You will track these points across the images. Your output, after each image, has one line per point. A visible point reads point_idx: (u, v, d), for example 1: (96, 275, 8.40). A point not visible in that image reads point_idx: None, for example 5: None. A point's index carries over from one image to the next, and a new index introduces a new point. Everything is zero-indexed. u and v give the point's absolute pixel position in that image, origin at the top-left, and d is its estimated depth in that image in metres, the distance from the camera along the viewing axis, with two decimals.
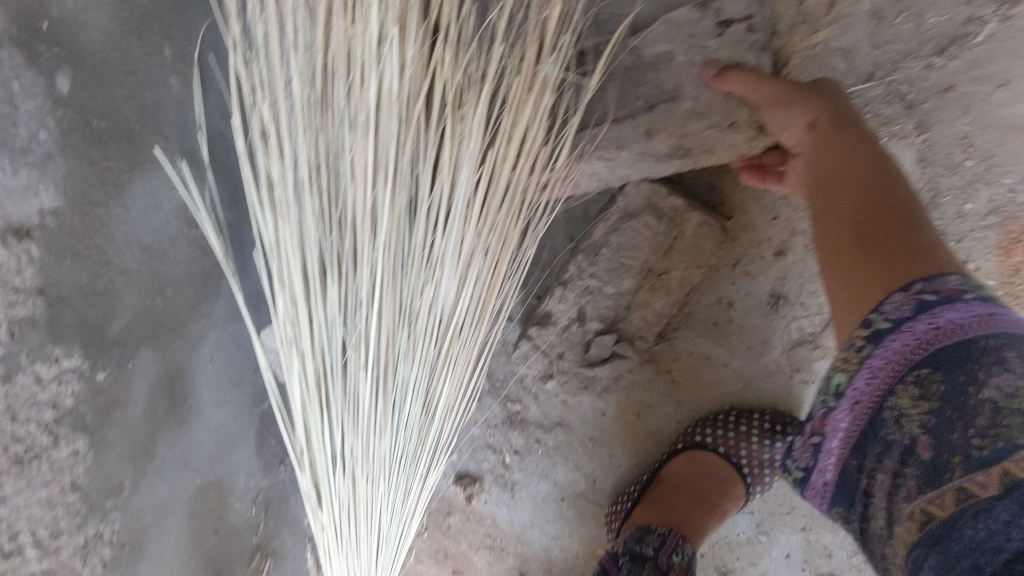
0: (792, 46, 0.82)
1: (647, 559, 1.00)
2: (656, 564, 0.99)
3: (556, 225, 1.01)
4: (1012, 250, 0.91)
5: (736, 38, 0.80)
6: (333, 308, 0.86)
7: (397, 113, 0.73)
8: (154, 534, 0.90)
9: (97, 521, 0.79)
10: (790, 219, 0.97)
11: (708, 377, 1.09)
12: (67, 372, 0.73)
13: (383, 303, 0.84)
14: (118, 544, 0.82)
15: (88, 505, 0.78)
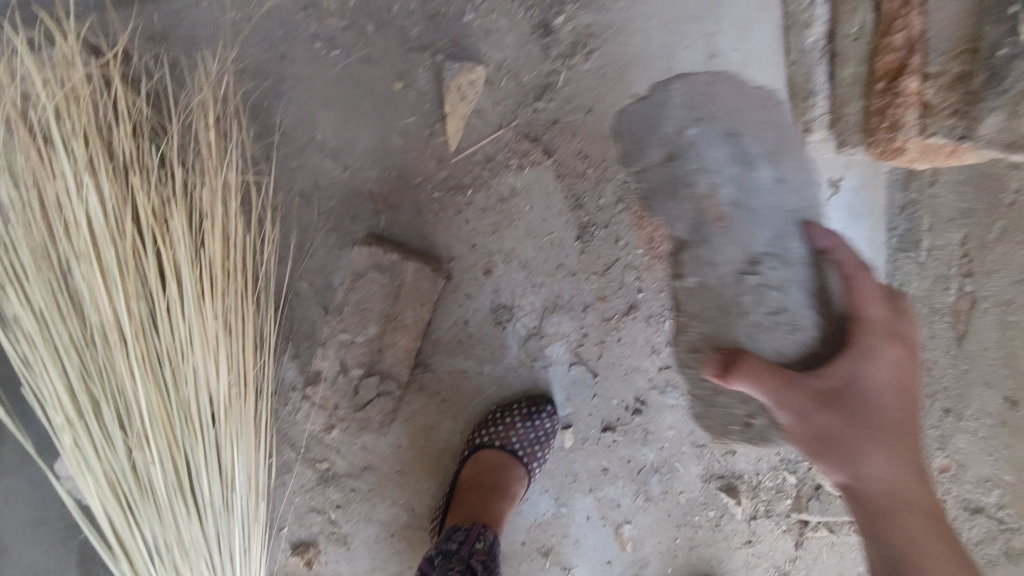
0: (455, 109, 1.13)
1: (454, 553, 1.17)
2: (456, 555, 1.16)
3: (307, 296, 1.22)
4: (644, 223, 1.21)
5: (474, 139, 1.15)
6: (110, 424, 0.98)
7: (112, 238, 0.90)
8: None
9: None
10: (483, 244, 1.22)
11: (469, 388, 1.31)
12: None
13: (151, 406, 0.97)
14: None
15: None
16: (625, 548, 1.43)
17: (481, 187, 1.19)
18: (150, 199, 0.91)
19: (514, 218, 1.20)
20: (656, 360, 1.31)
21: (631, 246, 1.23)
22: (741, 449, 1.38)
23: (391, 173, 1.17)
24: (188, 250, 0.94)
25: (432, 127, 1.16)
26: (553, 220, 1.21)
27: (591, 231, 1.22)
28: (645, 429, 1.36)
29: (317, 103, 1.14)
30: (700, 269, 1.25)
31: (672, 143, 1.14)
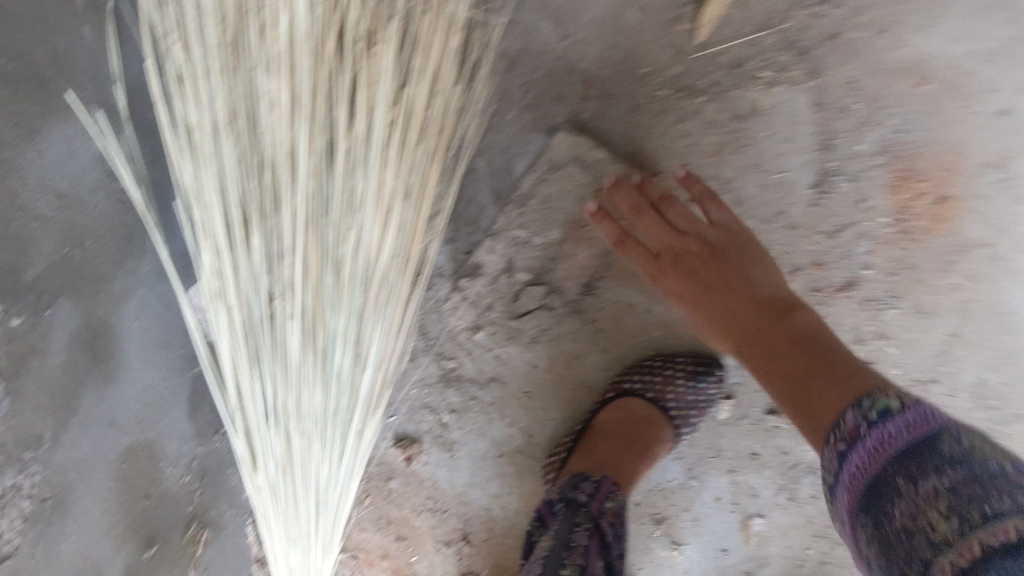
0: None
1: (581, 505, 1.03)
2: (587, 512, 1.02)
3: (481, 177, 1.06)
4: (901, 188, 0.99)
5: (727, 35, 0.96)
6: (260, 259, 0.88)
7: (310, 54, 0.76)
8: (76, 479, 1.00)
9: (16, 470, 0.97)
10: (701, 166, 1.01)
11: (631, 326, 1.14)
12: None
13: (308, 250, 0.86)
14: (39, 500, 0.98)
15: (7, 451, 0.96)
16: (748, 543, 1.27)
17: (718, 96, 0.98)
18: (362, 12, 0.76)
19: (746, 143, 0.99)
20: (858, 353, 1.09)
21: (877, 211, 1.00)
22: None
23: (618, 54, 0.98)
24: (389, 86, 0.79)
25: (681, 10, 0.96)
26: (791, 155, 0.99)
27: (834, 182, 0.99)
28: None
29: None
30: (957, 259, 1.01)
31: (967, 101, 0.96)
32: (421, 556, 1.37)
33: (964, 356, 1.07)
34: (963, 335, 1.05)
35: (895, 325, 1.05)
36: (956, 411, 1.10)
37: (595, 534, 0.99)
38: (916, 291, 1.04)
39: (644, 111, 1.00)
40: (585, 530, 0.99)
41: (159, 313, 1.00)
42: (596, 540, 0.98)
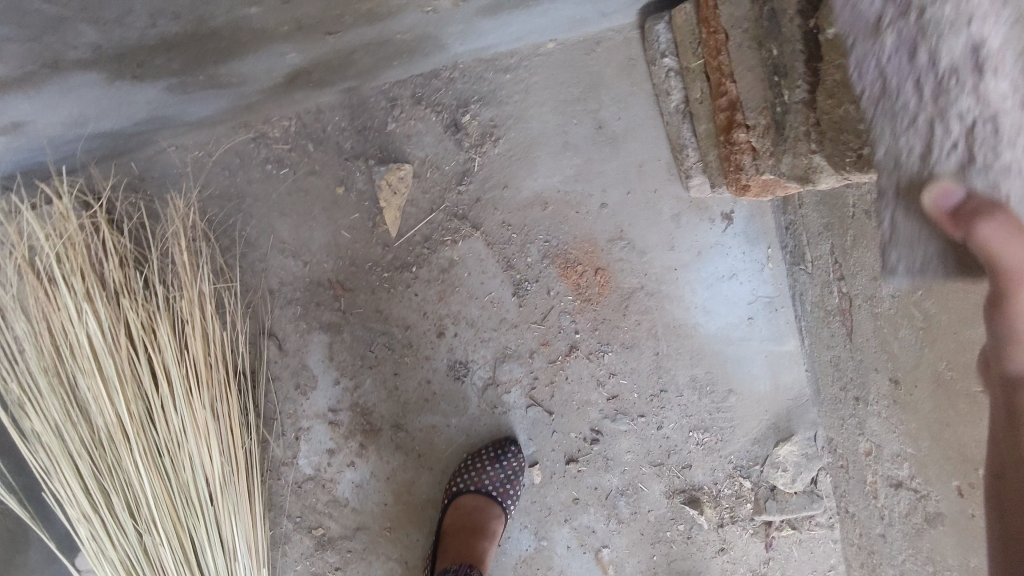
0: (391, 204, 1.34)
1: None
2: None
3: (284, 377, 1.39)
4: (570, 274, 1.41)
5: (410, 225, 1.37)
6: (122, 513, 1.13)
7: (110, 354, 1.07)
8: None
9: None
10: (434, 311, 1.40)
11: (440, 442, 1.45)
12: None
13: (158, 492, 1.12)
14: None
15: None
16: (608, 572, 1.54)
17: (424, 264, 1.38)
18: (139, 316, 1.09)
19: (456, 285, 1.39)
20: (604, 391, 1.47)
21: (562, 295, 1.42)
22: (695, 462, 1.52)
23: (345, 262, 1.37)
24: (177, 356, 1.12)
25: (372, 218, 1.35)
26: (489, 281, 1.40)
27: (526, 287, 1.41)
28: (605, 455, 1.50)
29: (275, 216, 1.34)
30: (629, 304, 1.43)
31: (578, 207, 1.38)
32: None
33: (671, 365, 1.47)
34: (665, 351, 1.46)
35: (616, 364, 1.46)
36: (690, 403, 1.50)
37: None
38: (616, 335, 1.44)
39: (385, 288, 1.38)
40: None
41: None
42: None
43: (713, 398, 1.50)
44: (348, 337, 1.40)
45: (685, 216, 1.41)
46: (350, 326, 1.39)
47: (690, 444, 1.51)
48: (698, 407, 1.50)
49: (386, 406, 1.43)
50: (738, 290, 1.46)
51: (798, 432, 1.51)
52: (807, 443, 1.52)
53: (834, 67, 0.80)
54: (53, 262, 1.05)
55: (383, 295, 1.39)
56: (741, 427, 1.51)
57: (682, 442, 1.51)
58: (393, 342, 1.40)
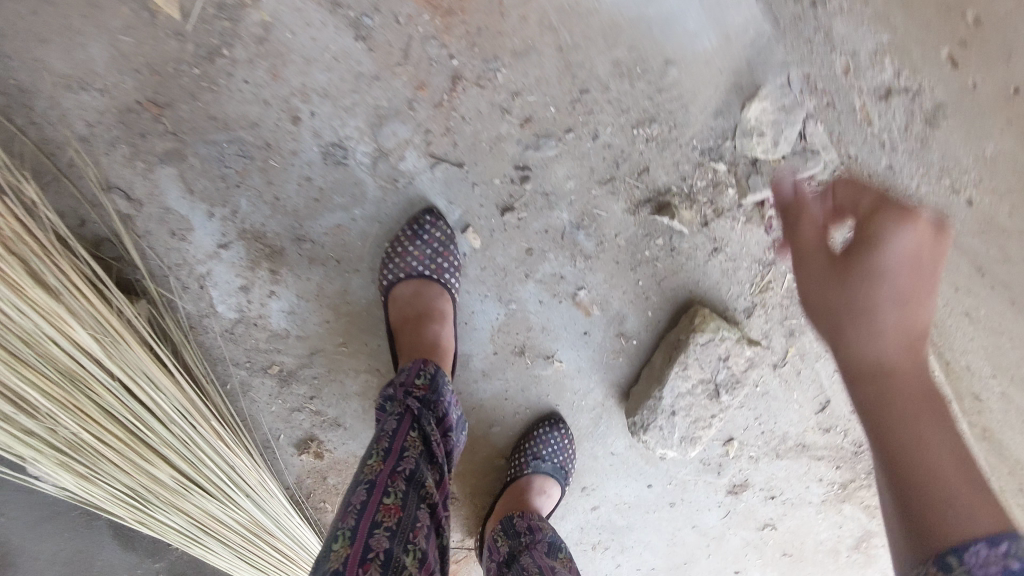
0: None
1: (393, 399, 1.16)
2: (398, 398, 1.16)
3: (153, 227, 1.22)
4: None
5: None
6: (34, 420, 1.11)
7: None
8: None
9: None
10: (273, 94, 1.14)
11: (354, 239, 1.27)
12: None
13: (49, 390, 1.09)
14: None
15: None
16: (592, 314, 1.38)
17: (233, 39, 1.09)
18: None
19: (284, 53, 1.11)
20: (513, 118, 1.19)
21: (415, 18, 1.10)
22: (653, 162, 1.25)
23: (145, 73, 1.10)
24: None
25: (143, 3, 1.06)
26: (320, 33, 1.10)
27: (366, 24, 1.10)
28: (542, 192, 1.26)
29: (34, 45, 1.07)
30: None
31: None
32: None
33: (582, 56, 1.15)
34: (569, 42, 1.14)
35: (514, 80, 1.16)
36: (624, 96, 1.19)
37: (403, 417, 1.12)
38: (502, 42, 1.13)
39: (205, 89, 1.12)
40: (394, 418, 1.12)
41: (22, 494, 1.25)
42: (404, 416, 1.12)
43: (650, 80, 1.18)
44: (196, 161, 1.18)
45: None
46: (192, 146, 1.16)
47: (640, 145, 1.23)
48: (635, 97, 1.19)
49: (277, 221, 1.24)
50: None
51: (767, 86, 1.17)
52: (781, 95, 1.17)
53: None
54: None
55: (209, 95, 1.13)
56: (694, 103, 1.20)
57: (629, 145, 1.23)
58: (247, 148, 1.17)
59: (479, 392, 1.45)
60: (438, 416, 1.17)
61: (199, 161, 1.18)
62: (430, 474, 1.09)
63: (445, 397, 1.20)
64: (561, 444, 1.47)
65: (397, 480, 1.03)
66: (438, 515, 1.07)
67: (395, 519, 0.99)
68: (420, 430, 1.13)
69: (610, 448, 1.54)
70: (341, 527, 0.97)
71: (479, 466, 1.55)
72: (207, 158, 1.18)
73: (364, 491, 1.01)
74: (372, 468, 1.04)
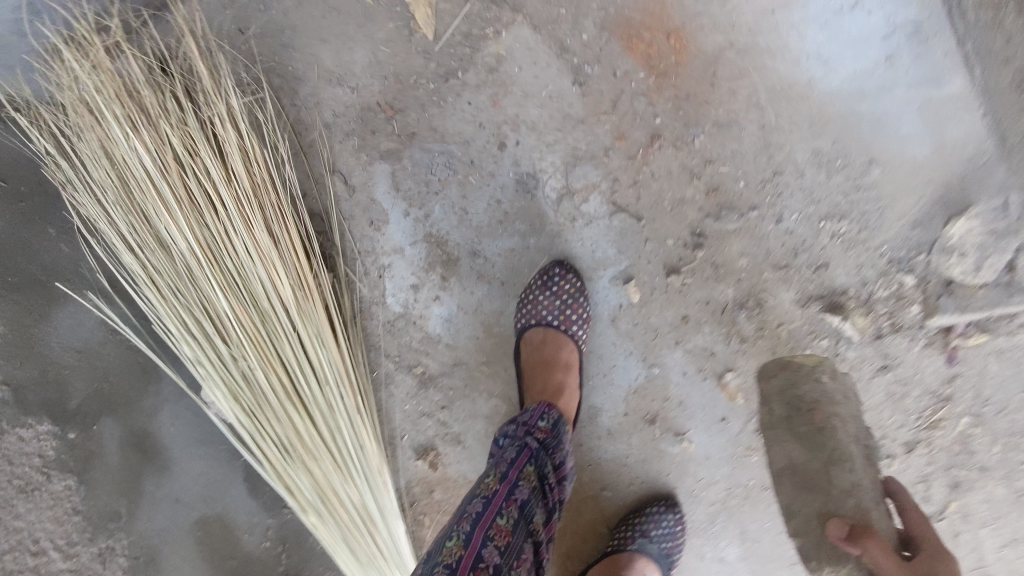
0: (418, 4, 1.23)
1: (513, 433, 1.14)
2: (518, 433, 1.13)
3: (357, 212, 1.37)
4: (636, 45, 1.18)
5: (446, 23, 1.23)
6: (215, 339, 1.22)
7: (163, 179, 1.11)
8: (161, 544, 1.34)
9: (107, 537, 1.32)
10: (489, 119, 1.27)
11: (522, 264, 1.34)
12: (42, 436, 1.30)
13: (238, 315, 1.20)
14: (132, 556, 1.33)
15: (92, 524, 1.31)
16: (735, 400, 1.32)
17: (469, 65, 1.25)
18: (180, 136, 1.11)
19: (508, 84, 1.24)
20: (699, 184, 1.22)
21: (630, 73, 1.19)
22: (834, 260, 1.21)
23: (391, 80, 1.28)
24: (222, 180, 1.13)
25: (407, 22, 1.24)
26: (543, 73, 1.22)
27: (585, 72, 1.21)
28: (712, 262, 1.26)
29: (314, 43, 1.29)
30: (716, 71, 1.17)
31: None
32: None
33: (783, 139, 1.18)
34: (773, 123, 1.17)
35: (710, 147, 1.20)
36: (817, 185, 1.18)
37: (522, 450, 1.09)
38: (706, 111, 1.19)
39: (434, 105, 1.28)
40: (512, 450, 1.09)
41: (190, 417, 1.34)
42: (523, 449, 1.10)
43: (848, 175, 1.17)
44: (408, 163, 1.33)
45: None
46: (408, 150, 1.32)
47: (824, 239, 1.20)
48: (828, 190, 1.18)
49: (460, 232, 1.34)
50: (865, 25, 1.11)
51: (978, 204, 1.13)
52: (993, 216, 1.12)
53: None
54: (92, 91, 1.09)
55: (437, 108, 1.28)
56: (892, 208, 1.16)
57: (812, 236, 1.21)
58: (454, 161, 1.31)
59: (600, 450, 1.41)
60: (554, 461, 1.14)
61: (410, 164, 1.33)
62: (541, 511, 1.05)
63: (562, 444, 1.18)
64: (673, 529, 1.38)
65: (511, 507, 1.00)
66: (539, 556, 1.03)
67: (504, 542, 0.96)
68: (537, 467, 1.10)
69: (721, 553, 1.42)
70: (456, 529, 0.97)
71: (580, 531, 1.49)
72: (418, 162, 1.32)
73: (479, 508, 0.98)
74: (488, 487, 1.02)
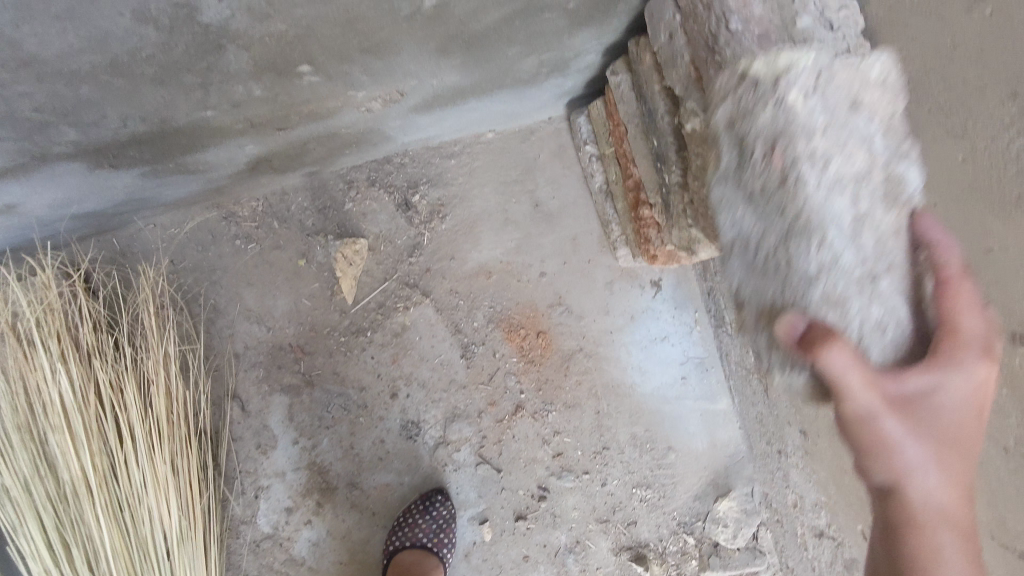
0: (344, 273, 1.48)
1: None
2: None
3: (247, 435, 1.50)
4: (514, 337, 1.52)
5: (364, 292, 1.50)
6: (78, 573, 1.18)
7: (78, 411, 1.18)
8: None
9: None
10: (387, 372, 1.51)
11: (393, 499, 1.52)
12: None
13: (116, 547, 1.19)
14: None
15: None
16: None
17: (377, 328, 1.50)
18: (108, 373, 1.22)
19: (408, 348, 1.51)
20: (548, 448, 1.54)
21: (506, 356, 1.52)
22: (640, 518, 1.57)
23: (306, 327, 1.50)
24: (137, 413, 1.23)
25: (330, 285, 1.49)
26: (439, 344, 1.51)
27: (472, 349, 1.51)
28: (552, 511, 1.55)
29: (241, 285, 1.48)
30: (569, 365, 1.54)
31: (520, 275, 1.52)
32: None
33: (612, 423, 1.55)
34: (605, 410, 1.55)
35: (559, 422, 1.54)
36: (632, 460, 1.56)
37: None
38: (559, 394, 1.54)
39: (340, 355, 1.50)
40: None
41: None
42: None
43: (653, 455, 1.57)
44: (306, 399, 1.50)
45: (618, 283, 1.54)
46: (309, 387, 1.50)
47: (634, 501, 1.57)
48: (640, 465, 1.57)
49: (342, 464, 1.51)
50: (670, 351, 1.56)
51: (736, 488, 1.57)
52: (745, 499, 1.57)
53: (696, 153, 0.90)
54: (30, 327, 1.18)
55: (342, 357, 1.50)
56: (681, 484, 1.57)
57: (627, 499, 1.57)
58: (349, 403, 1.50)
59: None
60: None
61: (308, 399, 1.50)
62: None
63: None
64: None
65: None
66: None
67: None
68: None
69: None
70: None
71: None
72: (316, 399, 1.50)
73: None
74: None
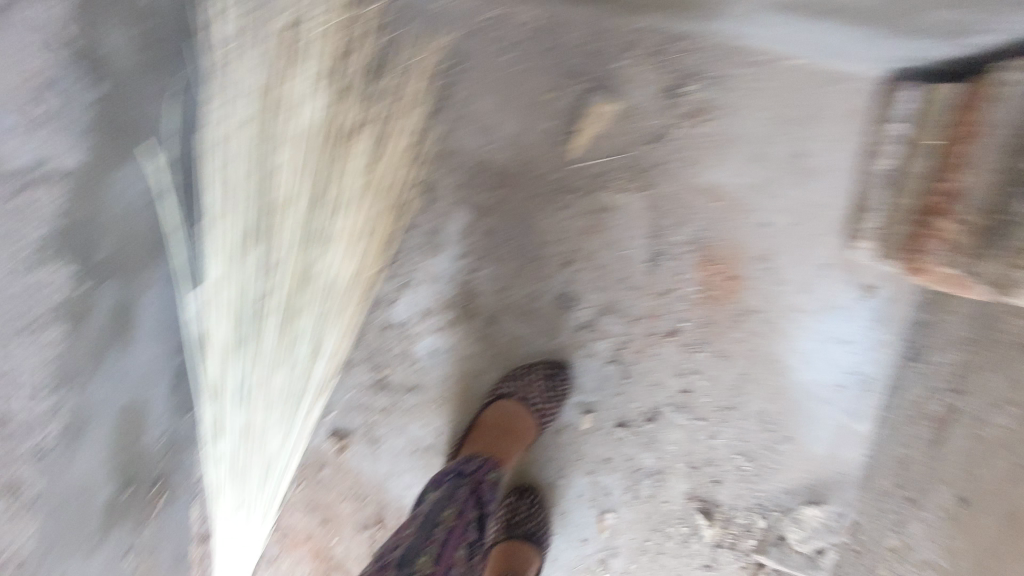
0: (583, 128, 1.42)
1: (467, 474, 1.33)
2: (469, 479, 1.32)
3: (419, 230, 1.49)
4: (706, 267, 1.46)
5: (588, 156, 1.43)
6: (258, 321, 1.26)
7: (317, 135, 1.18)
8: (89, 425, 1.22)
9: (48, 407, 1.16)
10: (573, 239, 1.47)
11: (519, 350, 1.55)
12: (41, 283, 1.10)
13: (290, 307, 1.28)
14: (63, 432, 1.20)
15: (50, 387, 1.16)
16: (602, 532, 1.64)
17: (584, 195, 1.44)
18: (355, 114, 1.21)
19: (604, 227, 1.46)
20: (679, 381, 1.53)
21: (689, 281, 1.47)
22: (727, 481, 1.57)
23: (519, 159, 1.45)
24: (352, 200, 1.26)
25: (561, 133, 1.42)
26: (632, 238, 1.46)
27: (661, 259, 1.46)
28: (651, 435, 1.56)
29: (482, 89, 1.42)
30: (742, 319, 1.48)
31: (747, 213, 1.42)
32: (340, 539, 1.72)
33: (751, 389, 1.52)
34: (751, 375, 1.51)
35: (703, 363, 1.51)
36: (748, 430, 1.54)
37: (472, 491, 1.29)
38: (716, 339, 1.50)
39: (538, 202, 1.46)
40: (466, 489, 1.29)
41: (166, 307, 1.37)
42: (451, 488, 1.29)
43: (770, 436, 1.54)
44: (488, 225, 1.49)
45: (833, 270, 1.42)
46: (495, 216, 1.48)
47: (730, 464, 1.56)
48: (753, 437, 1.54)
49: (491, 298, 1.53)
50: (846, 357, 1.47)
51: (830, 503, 1.55)
52: (832, 516, 1.55)
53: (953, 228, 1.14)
54: (308, 37, 1.15)
55: (539, 204, 1.46)
56: (783, 473, 1.55)
57: (724, 459, 1.56)
58: (524, 248, 1.49)
59: None
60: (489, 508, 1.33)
61: (490, 225, 1.49)
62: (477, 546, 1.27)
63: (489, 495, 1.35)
64: None
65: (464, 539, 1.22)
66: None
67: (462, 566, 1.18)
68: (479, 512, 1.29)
69: None
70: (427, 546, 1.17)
71: None
72: (496, 230, 1.49)
73: (401, 553, 1.15)
74: (450, 520, 1.22)
